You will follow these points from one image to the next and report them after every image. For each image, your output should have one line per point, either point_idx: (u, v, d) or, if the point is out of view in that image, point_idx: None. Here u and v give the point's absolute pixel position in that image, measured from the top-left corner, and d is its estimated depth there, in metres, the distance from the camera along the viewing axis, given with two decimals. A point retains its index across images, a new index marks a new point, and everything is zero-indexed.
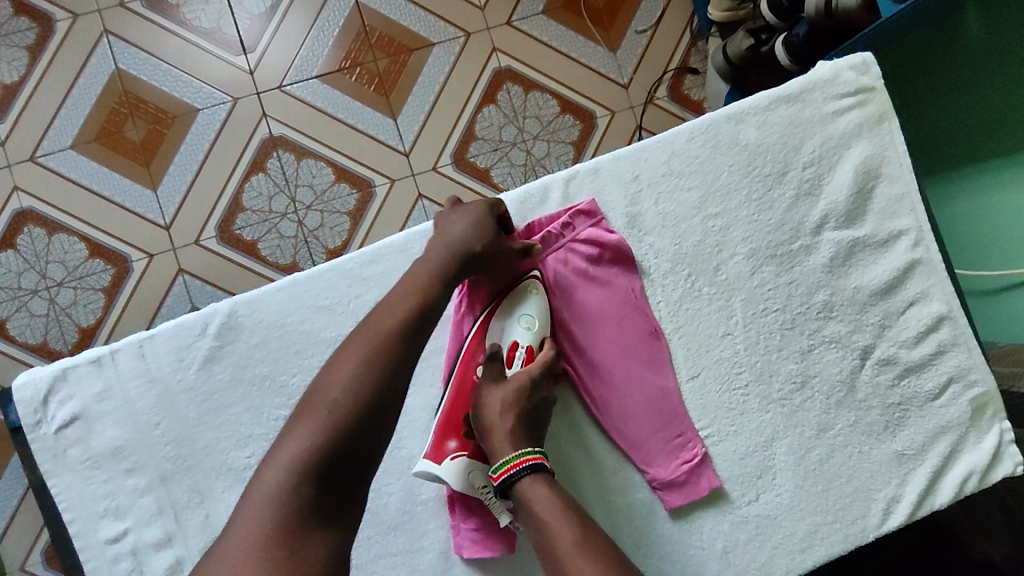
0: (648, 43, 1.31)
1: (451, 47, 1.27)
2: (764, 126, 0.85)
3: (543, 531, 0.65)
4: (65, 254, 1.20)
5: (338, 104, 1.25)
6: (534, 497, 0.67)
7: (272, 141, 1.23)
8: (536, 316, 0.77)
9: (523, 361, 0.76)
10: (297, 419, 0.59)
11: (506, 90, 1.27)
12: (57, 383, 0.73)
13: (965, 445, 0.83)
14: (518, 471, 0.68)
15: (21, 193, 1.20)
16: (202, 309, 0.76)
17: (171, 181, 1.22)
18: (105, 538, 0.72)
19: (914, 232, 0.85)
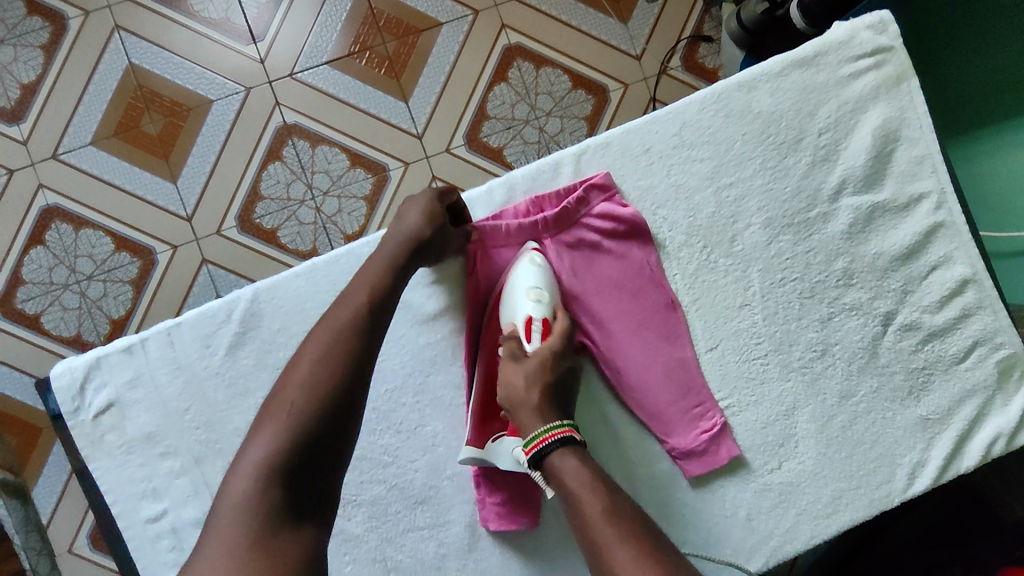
0: (659, 13, 1.28)
1: (460, 26, 1.26)
2: (777, 92, 0.84)
3: (573, 505, 0.62)
4: (92, 249, 1.23)
5: (349, 89, 1.25)
6: (564, 473, 0.65)
7: (286, 130, 1.24)
8: (542, 286, 0.77)
9: (541, 332, 0.76)
10: (260, 425, 0.57)
11: (517, 67, 1.27)
12: (91, 372, 0.75)
13: (992, 407, 0.82)
14: (549, 444, 0.67)
15: (47, 190, 1.23)
16: (224, 297, 0.78)
17: (190, 173, 1.24)
18: (145, 518, 0.75)
19: (936, 195, 0.83)
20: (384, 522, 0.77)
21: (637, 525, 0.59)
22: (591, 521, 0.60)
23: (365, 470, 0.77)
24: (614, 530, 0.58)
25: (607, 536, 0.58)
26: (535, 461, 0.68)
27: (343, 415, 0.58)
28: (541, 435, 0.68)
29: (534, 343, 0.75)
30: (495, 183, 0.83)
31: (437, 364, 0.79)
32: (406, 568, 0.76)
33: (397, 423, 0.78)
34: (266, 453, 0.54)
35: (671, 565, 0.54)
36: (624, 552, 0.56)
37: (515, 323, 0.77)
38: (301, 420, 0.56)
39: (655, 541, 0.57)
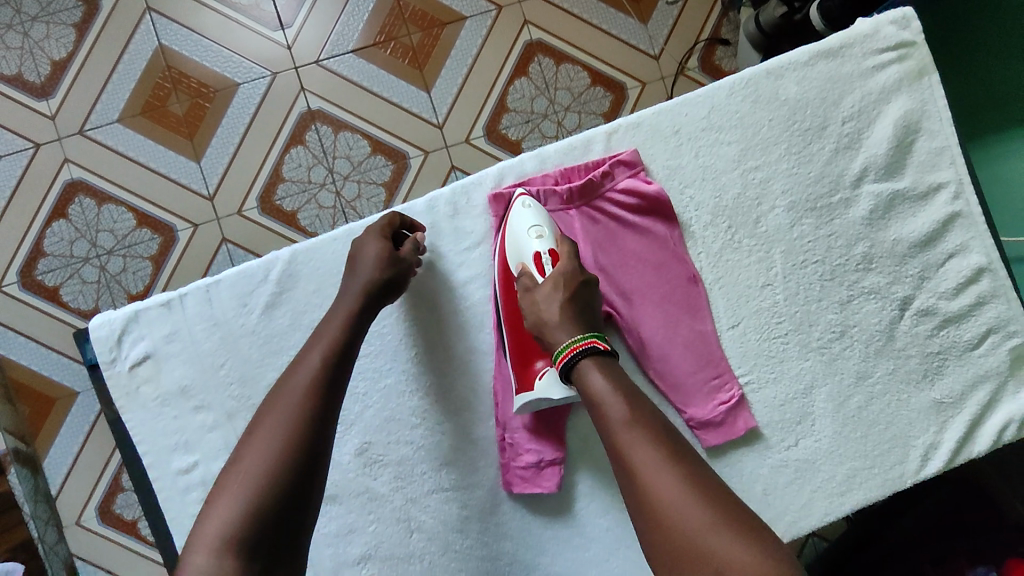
0: (679, 14, 1.32)
1: (484, 20, 1.29)
2: (804, 81, 0.86)
3: (598, 410, 0.62)
4: (114, 224, 1.25)
5: (375, 77, 1.28)
6: (590, 379, 0.64)
7: (310, 114, 1.27)
8: (542, 223, 0.77)
9: (553, 262, 0.74)
10: (222, 488, 0.56)
11: (538, 62, 1.30)
12: (130, 324, 0.77)
13: (1004, 394, 0.84)
14: (577, 355, 0.66)
15: (72, 164, 1.25)
16: (263, 257, 0.80)
17: (215, 153, 1.26)
18: (176, 470, 0.76)
19: (954, 185, 0.85)
20: (409, 482, 0.78)
21: (662, 430, 0.58)
22: (616, 425, 0.60)
23: (393, 431, 0.79)
24: (640, 434, 0.58)
25: (633, 439, 0.58)
26: (565, 373, 0.67)
27: (301, 482, 0.57)
28: (570, 346, 0.67)
29: (547, 273, 0.74)
30: (527, 155, 0.84)
31: (466, 330, 0.81)
32: (429, 529, 0.78)
33: (426, 385, 0.80)
34: (226, 523, 0.53)
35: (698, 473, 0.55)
36: (651, 455, 0.56)
37: (526, 264, 0.76)
38: (257, 492, 0.55)
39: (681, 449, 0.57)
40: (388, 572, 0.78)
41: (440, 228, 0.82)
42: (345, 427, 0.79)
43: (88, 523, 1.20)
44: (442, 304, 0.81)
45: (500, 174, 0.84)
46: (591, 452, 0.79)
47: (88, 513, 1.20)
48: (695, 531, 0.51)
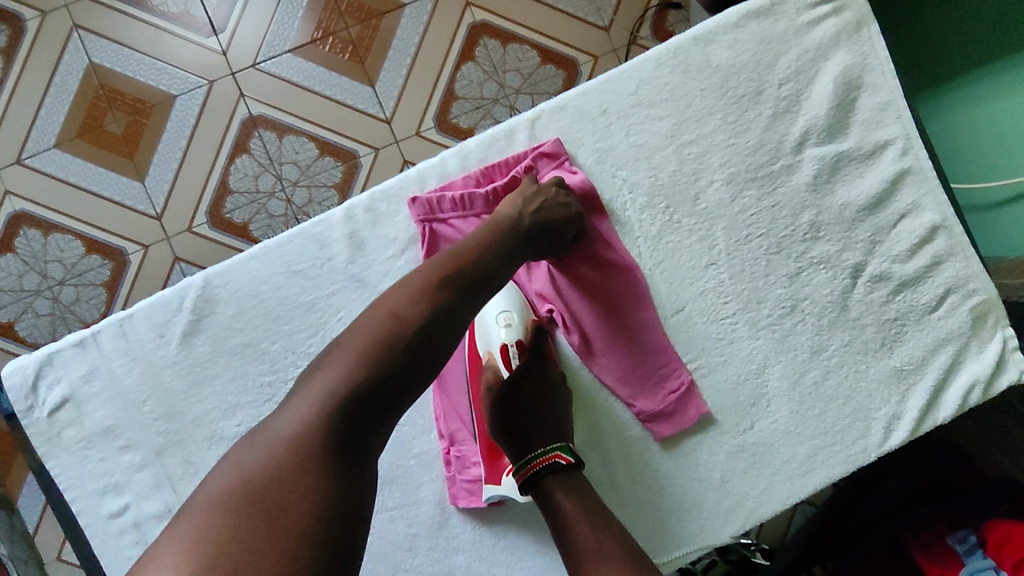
0: None
1: (421, 6, 1.24)
2: (736, 44, 0.81)
3: (573, 544, 0.63)
4: (62, 253, 1.21)
5: (314, 76, 1.22)
6: (558, 505, 0.66)
7: (252, 121, 1.22)
8: (511, 308, 0.78)
9: (519, 356, 0.75)
10: (346, 342, 0.53)
11: (484, 45, 1.24)
12: (44, 368, 0.73)
13: (967, 355, 0.81)
14: (539, 473, 0.67)
15: (13, 196, 1.21)
16: (176, 284, 0.76)
17: (158, 171, 1.22)
18: (107, 513, 0.73)
19: (902, 141, 0.81)
20: None
21: (632, 558, 0.61)
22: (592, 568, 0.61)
23: None
24: (609, 563, 0.60)
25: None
26: (525, 489, 0.68)
27: (408, 376, 0.53)
28: (531, 462, 0.68)
29: (513, 368, 0.75)
30: (447, 152, 0.78)
31: None
32: (378, 550, 0.75)
33: None
34: (332, 387, 0.51)
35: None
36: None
37: (490, 352, 0.76)
38: (375, 364, 0.52)
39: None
40: None
41: (363, 238, 0.77)
42: None
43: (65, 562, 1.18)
44: None
45: (422, 176, 0.78)
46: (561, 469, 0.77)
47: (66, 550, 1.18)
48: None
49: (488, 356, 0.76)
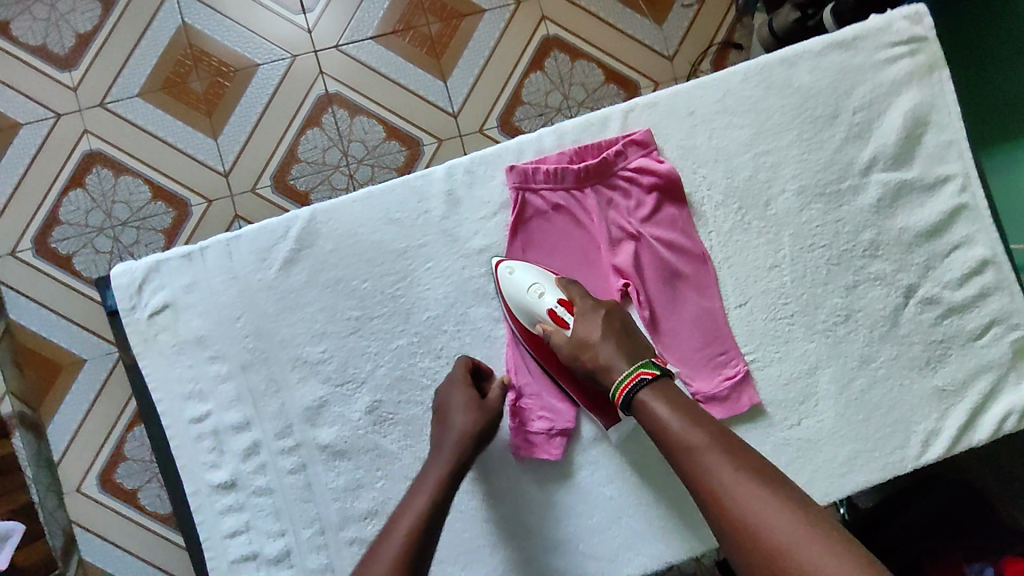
0: (693, 18, 1.37)
1: (502, 13, 1.33)
2: (817, 70, 0.88)
3: (671, 446, 0.64)
4: (129, 196, 1.29)
5: (391, 64, 1.31)
6: (655, 411, 0.66)
7: (327, 98, 1.29)
8: (537, 279, 0.78)
9: (569, 310, 0.76)
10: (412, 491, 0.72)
11: (554, 58, 1.33)
12: (150, 273, 0.78)
13: (1006, 384, 0.87)
14: (635, 389, 0.68)
15: (90, 136, 1.28)
16: (283, 215, 0.81)
17: (231, 133, 1.30)
18: (189, 417, 0.77)
19: (961, 178, 0.88)
20: (418, 442, 0.80)
21: (739, 453, 0.61)
22: (696, 462, 0.62)
23: (404, 391, 0.80)
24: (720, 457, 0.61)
25: (724, 473, 0.60)
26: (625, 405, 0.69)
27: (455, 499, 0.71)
28: (621, 384, 0.69)
29: (571, 322, 0.75)
30: (545, 130, 0.84)
31: (481, 296, 0.82)
32: None
33: (439, 349, 0.81)
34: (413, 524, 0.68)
35: (808, 510, 0.56)
36: (754, 491, 0.57)
37: (542, 323, 0.77)
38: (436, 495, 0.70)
39: (778, 485, 0.58)
40: None
41: (459, 196, 0.82)
42: (355, 385, 0.80)
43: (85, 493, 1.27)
44: (473, 260, 0.82)
45: (520, 149, 0.84)
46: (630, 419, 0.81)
47: (88, 481, 1.27)
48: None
49: (541, 330, 0.77)
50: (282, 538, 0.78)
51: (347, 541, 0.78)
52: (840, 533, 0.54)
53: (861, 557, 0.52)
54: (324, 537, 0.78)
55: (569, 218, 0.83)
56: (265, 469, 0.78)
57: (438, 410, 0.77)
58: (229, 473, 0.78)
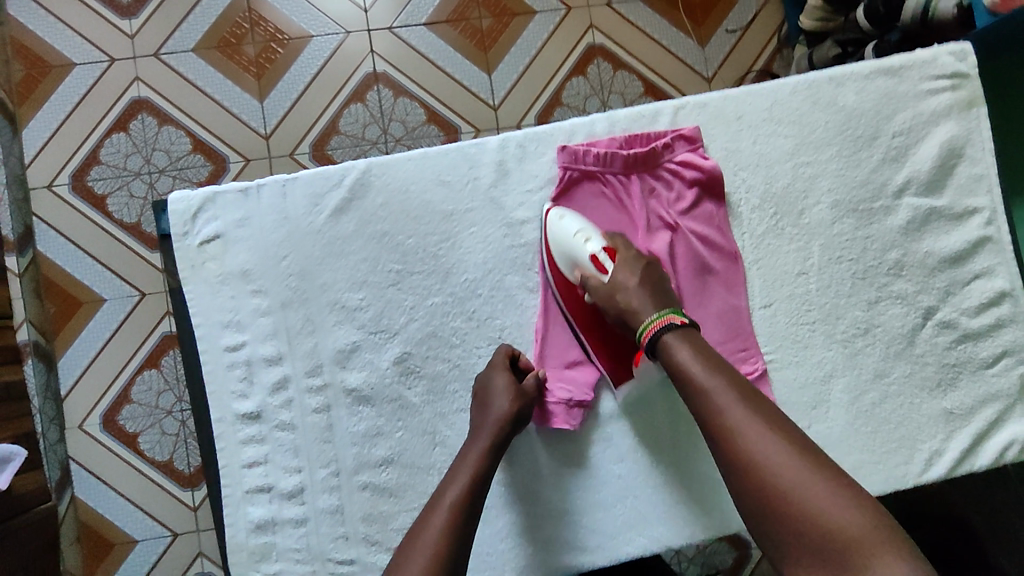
0: (734, 46, 1.45)
1: (552, 17, 1.42)
2: (863, 92, 0.91)
3: (688, 386, 0.70)
4: (170, 145, 1.35)
5: (440, 51, 1.39)
6: (678, 354, 0.71)
7: (374, 76, 1.38)
8: (583, 228, 0.81)
9: (609, 256, 0.79)
10: (451, 477, 0.74)
11: (597, 64, 1.42)
12: (206, 203, 0.81)
13: (1011, 415, 0.89)
14: (660, 330, 0.74)
15: (140, 84, 1.35)
16: (339, 165, 0.84)
17: (277, 98, 1.36)
18: (225, 346, 0.80)
19: (988, 211, 0.91)
20: (441, 398, 0.82)
21: (755, 401, 0.67)
22: (712, 404, 0.68)
23: (433, 347, 0.82)
24: (737, 400, 0.67)
25: (739, 415, 0.66)
26: (650, 347, 0.74)
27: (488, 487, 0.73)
28: (651, 325, 0.74)
29: (611, 269, 0.78)
30: (598, 115, 0.87)
31: (519, 267, 0.84)
32: (452, 444, 0.81)
33: (472, 311, 0.83)
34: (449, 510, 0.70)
35: (809, 451, 0.62)
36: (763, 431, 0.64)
37: (584, 270, 0.80)
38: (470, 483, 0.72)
39: (791, 430, 0.64)
40: (406, 479, 0.80)
41: (509, 168, 0.85)
42: (387, 336, 0.82)
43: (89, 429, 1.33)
44: (515, 231, 0.85)
45: (572, 130, 0.87)
46: (647, 399, 0.84)
47: (93, 418, 1.33)
48: (824, 511, 0.58)
49: (581, 275, 0.80)
50: (297, 475, 0.80)
51: (360, 486, 0.80)
52: (834, 472, 0.61)
53: (846, 490, 0.59)
54: (338, 479, 0.80)
55: (611, 201, 0.87)
56: (291, 405, 0.80)
57: (477, 396, 0.79)
58: (255, 404, 0.80)
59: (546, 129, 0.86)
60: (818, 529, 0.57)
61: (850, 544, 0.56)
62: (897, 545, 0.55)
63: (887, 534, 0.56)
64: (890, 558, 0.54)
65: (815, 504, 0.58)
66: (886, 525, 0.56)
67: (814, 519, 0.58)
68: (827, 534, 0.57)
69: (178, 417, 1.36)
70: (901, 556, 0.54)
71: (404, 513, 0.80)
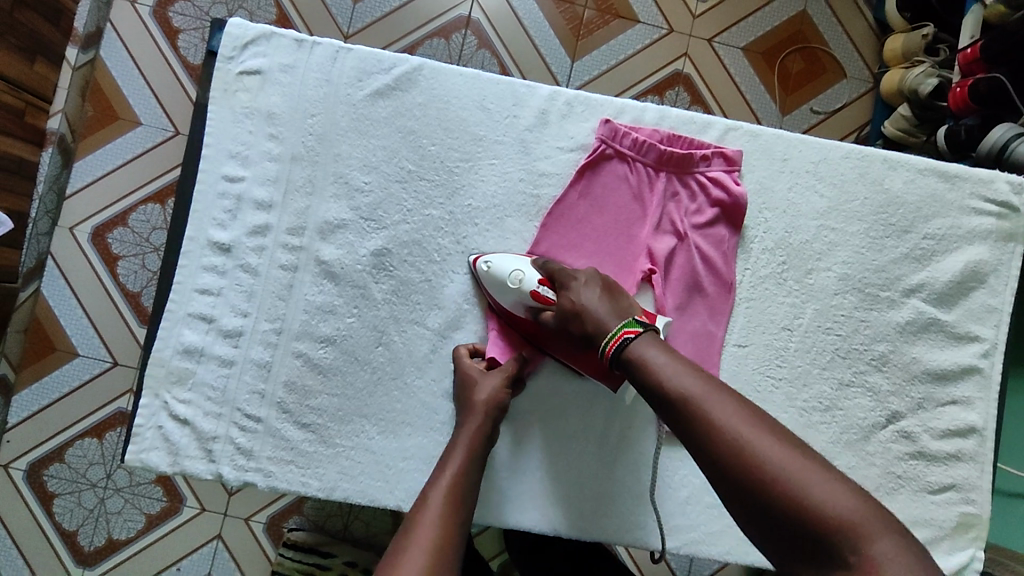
0: (814, 124, 1.45)
1: (652, 33, 1.43)
2: (910, 185, 0.91)
3: (661, 393, 0.63)
4: (256, 10, 1.36)
5: (536, 22, 1.41)
6: (647, 360, 0.66)
7: (466, 21, 1.39)
8: (516, 266, 0.79)
9: (548, 287, 0.78)
10: (438, 477, 0.72)
11: (675, 92, 1.43)
12: (260, 38, 0.82)
13: (937, 548, 0.87)
14: (623, 342, 0.68)
15: None
16: (396, 55, 0.85)
17: (368, 6, 1.38)
18: (224, 175, 0.81)
19: (989, 344, 0.90)
20: (401, 305, 0.82)
21: (732, 396, 0.61)
22: (690, 409, 0.61)
23: (413, 255, 0.83)
24: (716, 396, 0.61)
25: (720, 415, 0.59)
26: (615, 357, 0.69)
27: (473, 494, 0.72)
28: (609, 340, 0.69)
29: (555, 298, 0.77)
30: (651, 105, 0.88)
31: (522, 214, 0.85)
32: (395, 350, 0.81)
33: (462, 236, 0.84)
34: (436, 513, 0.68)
35: (793, 442, 0.57)
36: (744, 426, 0.58)
37: (530, 307, 0.79)
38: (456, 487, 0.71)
39: (769, 422, 0.59)
40: (341, 364, 0.80)
41: (549, 120, 0.86)
42: (376, 227, 0.82)
43: (73, 235, 1.33)
44: (532, 181, 0.85)
45: (622, 110, 0.87)
46: (590, 386, 0.83)
47: (84, 226, 1.33)
48: (823, 506, 0.52)
49: (528, 311, 0.79)
50: (242, 318, 0.80)
51: (294, 353, 0.80)
52: (818, 459, 0.56)
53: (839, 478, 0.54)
54: (277, 337, 0.80)
55: (632, 188, 0.86)
56: (262, 252, 0.81)
57: (460, 396, 0.77)
58: (230, 238, 0.81)
59: (598, 99, 0.87)
60: (816, 527, 0.52)
61: (848, 536, 0.51)
62: (891, 532, 0.51)
63: (880, 516, 0.52)
64: (884, 543, 0.50)
65: (810, 497, 0.53)
66: (881, 513, 0.52)
67: (810, 514, 0.52)
68: (826, 531, 0.52)
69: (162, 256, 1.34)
70: (896, 542, 0.51)
71: (325, 394, 0.80)
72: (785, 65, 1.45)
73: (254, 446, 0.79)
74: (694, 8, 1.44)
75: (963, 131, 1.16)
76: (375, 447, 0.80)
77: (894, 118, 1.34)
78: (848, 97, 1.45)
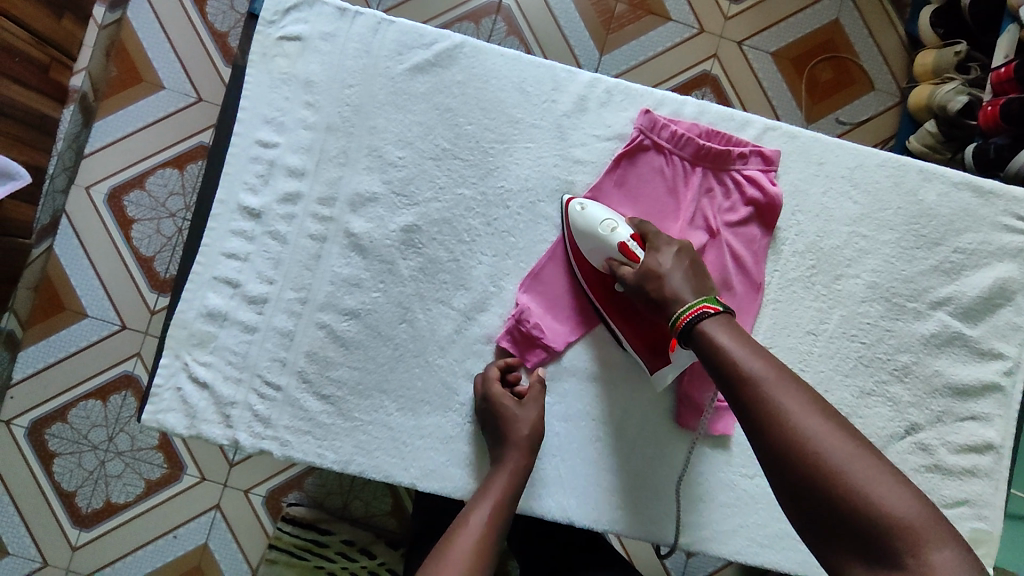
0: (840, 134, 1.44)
1: (683, 32, 1.42)
2: (944, 197, 0.90)
3: (731, 372, 0.65)
4: None
5: (567, 13, 1.40)
6: (719, 340, 0.67)
7: (496, 6, 1.38)
8: (609, 215, 0.79)
9: (639, 244, 0.78)
10: (475, 504, 0.73)
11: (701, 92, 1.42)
12: (302, 5, 0.81)
13: None
14: (693, 318, 0.70)
15: None
16: (437, 31, 0.84)
17: None
18: (258, 140, 0.80)
19: (1012, 361, 0.89)
20: (428, 283, 0.81)
21: (802, 387, 0.63)
22: (760, 391, 0.62)
23: (443, 234, 0.82)
24: (786, 384, 0.62)
25: (790, 401, 0.61)
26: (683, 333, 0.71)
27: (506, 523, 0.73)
28: (682, 314, 0.71)
29: (643, 254, 0.77)
30: (691, 100, 0.87)
31: (555, 200, 0.84)
32: (418, 327, 0.80)
33: (493, 218, 0.83)
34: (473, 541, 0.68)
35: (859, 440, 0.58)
36: (812, 414, 0.59)
37: (615, 258, 0.79)
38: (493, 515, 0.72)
39: (837, 417, 0.60)
40: (364, 338, 0.80)
41: (588, 107, 0.85)
42: (407, 203, 0.82)
43: (88, 195, 1.31)
44: (566, 167, 0.85)
45: (661, 102, 0.87)
46: (610, 379, 0.83)
47: (99, 187, 1.31)
48: (885, 505, 0.53)
49: (610, 263, 0.79)
50: (267, 285, 0.80)
51: (317, 324, 0.79)
52: (884, 461, 0.57)
53: (901, 482, 0.55)
54: (301, 307, 0.80)
55: (666, 181, 0.85)
56: (291, 220, 0.80)
57: (490, 417, 0.77)
58: (260, 204, 0.80)
59: (638, 90, 0.86)
60: (876, 524, 0.53)
61: (908, 537, 0.52)
62: (950, 542, 0.52)
63: (941, 526, 0.53)
64: (943, 552, 0.51)
65: (872, 494, 0.54)
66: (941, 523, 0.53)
67: (872, 509, 0.53)
68: (881, 526, 0.53)
69: (178, 221, 1.33)
70: (954, 551, 0.51)
71: (345, 367, 0.79)
72: (815, 73, 1.44)
73: (272, 414, 0.78)
74: (727, 10, 1.43)
75: (992, 151, 1.14)
76: (393, 423, 0.79)
77: (919, 132, 1.32)
78: (876, 109, 1.45)
